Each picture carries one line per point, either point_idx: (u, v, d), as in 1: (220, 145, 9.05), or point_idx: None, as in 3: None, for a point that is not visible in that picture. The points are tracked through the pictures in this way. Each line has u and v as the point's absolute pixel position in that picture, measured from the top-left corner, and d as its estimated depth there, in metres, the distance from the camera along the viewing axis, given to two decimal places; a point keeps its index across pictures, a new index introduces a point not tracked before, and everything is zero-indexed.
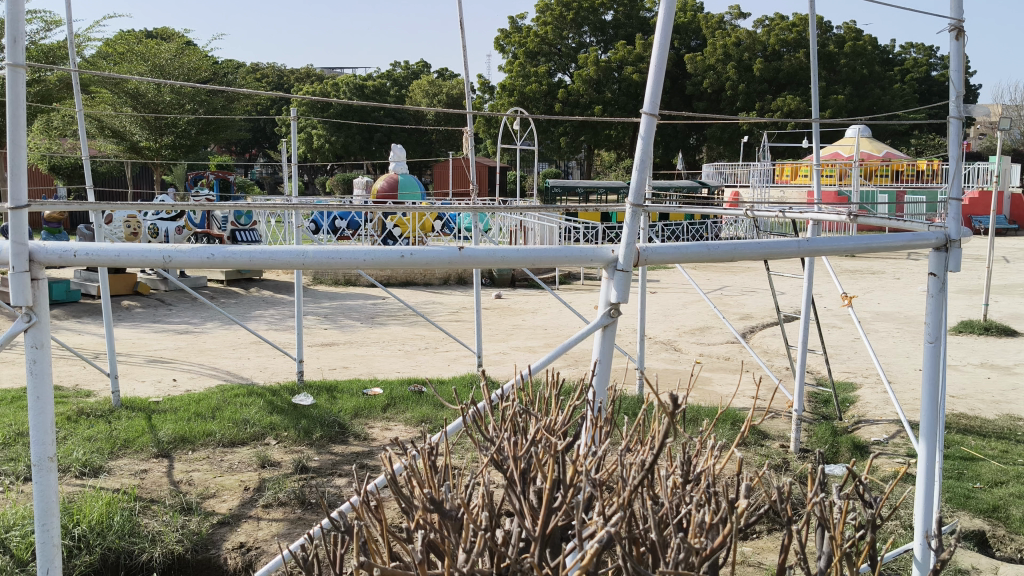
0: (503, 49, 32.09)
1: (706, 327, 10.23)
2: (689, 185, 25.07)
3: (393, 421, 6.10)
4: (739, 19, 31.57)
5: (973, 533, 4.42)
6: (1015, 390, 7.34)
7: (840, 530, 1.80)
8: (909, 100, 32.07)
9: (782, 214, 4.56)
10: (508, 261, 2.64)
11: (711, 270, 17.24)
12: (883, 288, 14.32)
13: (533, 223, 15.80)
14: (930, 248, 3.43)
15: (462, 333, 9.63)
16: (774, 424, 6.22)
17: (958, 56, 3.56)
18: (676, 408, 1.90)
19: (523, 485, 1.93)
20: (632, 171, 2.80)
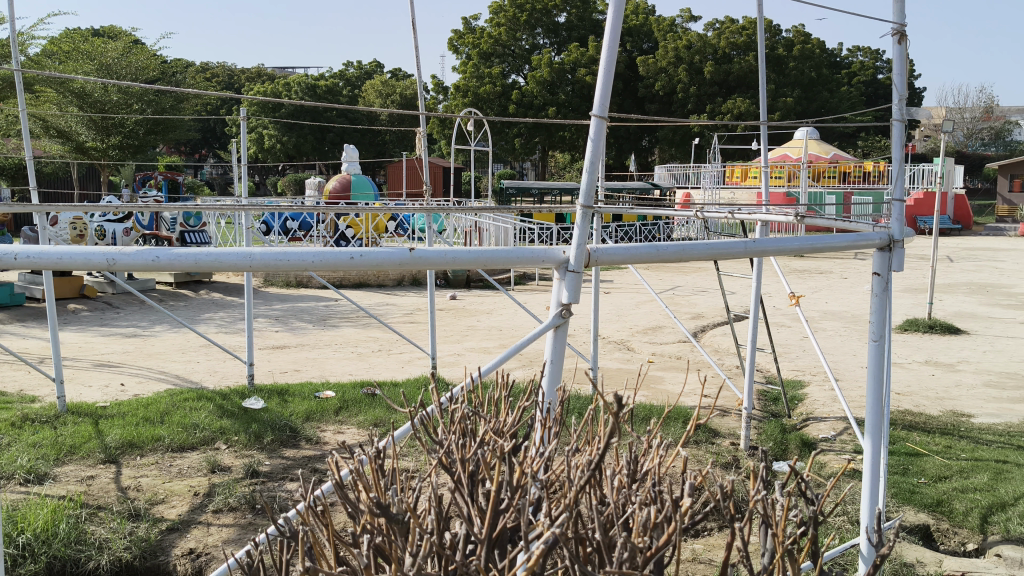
0: (457, 49, 32.02)
1: (659, 326, 10.32)
2: (643, 188, 25.30)
3: (346, 424, 6.06)
4: (690, 22, 32.00)
5: (918, 527, 4.52)
6: (957, 386, 7.52)
7: (783, 529, 1.81)
8: (856, 102, 32.72)
9: (732, 215, 4.61)
10: (459, 262, 2.63)
11: (664, 270, 17.42)
12: (830, 287, 14.57)
13: (487, 223, 15.80)
14: (875, 248, 3.49)
15: (416, 335, 9.61)
16: (723, 423, 6.29)
17: (901, 59, 3.63)
18: (622, 409, 1.90)
19: (469, 489, 1.93)
20: (582, 173, 2.80)
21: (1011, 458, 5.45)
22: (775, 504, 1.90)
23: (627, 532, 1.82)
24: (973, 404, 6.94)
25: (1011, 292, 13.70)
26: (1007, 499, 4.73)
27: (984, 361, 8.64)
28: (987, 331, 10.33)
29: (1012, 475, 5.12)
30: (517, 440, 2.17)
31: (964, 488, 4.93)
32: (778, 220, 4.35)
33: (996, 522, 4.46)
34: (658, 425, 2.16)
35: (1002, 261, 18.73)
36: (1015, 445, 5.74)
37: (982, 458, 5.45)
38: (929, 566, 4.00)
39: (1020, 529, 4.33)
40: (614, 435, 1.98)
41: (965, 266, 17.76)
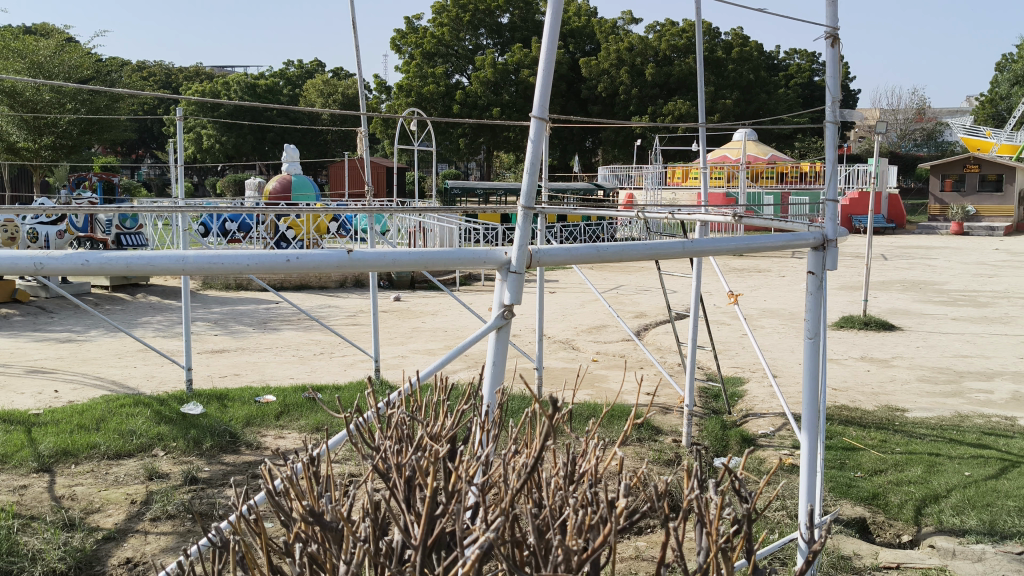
0: (399, 49, 31.82)
1: (603, 325, 10.39)
2: (586, 189, 25.45)
3: (287, 429, 5.98)
4: (631, 24, 32.33)
5: (855, 520, 4.60)
6: (892, 381, 7.70)
7: (716, 528, 1.82)
8: (793, 104, 33.33)
9: (671, 216, 4.65)
10: (399, 264, 2.63)
11: (607, 270, 17.53)
12: (769, 286, 14.81)
13: (432, 223, 15.71)
14: (809, 247, 3.55)
15: (359, 338, 9.54)
16: (666, 419, 6.36)
17: (833, 62, 3.71)
18: (556, 411, 1.91)
19: (403, 494, 1.93)
20: (524, 173, 2.80)
21: (944, 451, 5.60)
22: (710, 502, 1.91)
23: (564, 535, 1.82)
24: (907, 398, 7.12)
25: (942, 289, 14.09)
26: (940, 491, 4.86)
27: (917, 356, 8.86)
28: (919, 326, 10.61)
29: (945, 467, 5.26)
30: (454, 442, 2.16)
31: (899, 480, 5.04)
32: (717, 220, 4.40)
33: (929, 513, 4.58)
34: (597, 425, 2.17)
35: (933, 259, 19.23)
36: (947, 437, 5.90)
37: (915, 452, 5.58)
38: (866, 558, 4.08)
39: (952, 521, 4.45)
40: (551, 437, 1.98)
41: (898, 264, 18.19)
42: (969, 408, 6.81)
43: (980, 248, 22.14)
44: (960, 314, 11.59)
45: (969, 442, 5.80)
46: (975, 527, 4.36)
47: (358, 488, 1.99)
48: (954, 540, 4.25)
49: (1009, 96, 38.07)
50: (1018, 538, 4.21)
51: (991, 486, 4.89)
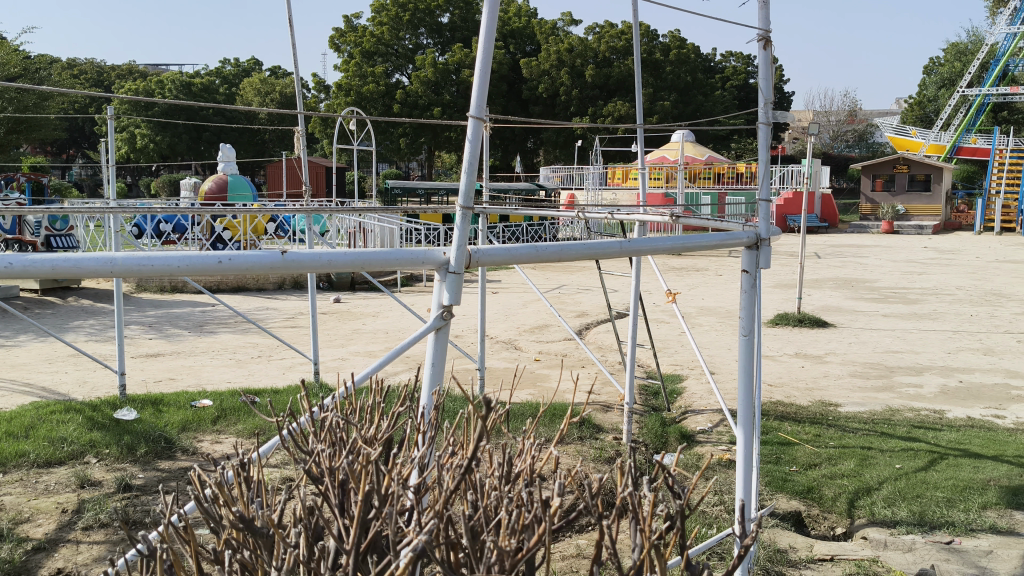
0: (338, 47, 31.49)
1: (544, 325, 10.42)
2: (528, 189, 25.52)
3: (224, 434, 5.89)
4: (570, 26, 32.50)
5: (790, 514, 4.70)
6: (825, 376, 7.89)
7: (649, 525, 1.83)
8: (729, 105, 33.87)
9: (612, 217, 4.68)
10: (335, 265, 2.60)
11: (548, 269, 17.61)
12: (706, 284, 15.01)
13: (372, 224, 15.57)
14: (743, 246, 3.62)
15: (298, 340, 9.43)
16: (606, 417, 6.41)
17: (767, 64, 3.77)
18: (489, 411, 1.92)
19: (335, 499, 1.93)
20: (461, 173, 2.80)
21: (875, 444, 5.74)
22: (643, 499, 1.92)
23: (498, 536, 1.81)
24: (839, 393, 7.28)
25: (873, 286, 14.44)
26: (872, 483, 4.98)
27: (849, 352, 9.06)
28: (851, 323, 10.86)
29: (876, 460, 5.39)
30: (390, 445, 2.16)
31: (832, 474, 5.16)
32: (655, 220, 4.46)
33: (862, 506, 4.69)
34: (533, 425, 2.17)
35: (864, 257, 19.72)
36: (878, 431, 6.05)
37: (848, 445, 5.71)
38: (801, 551, 4.17)
39: (884, 512, 4.56)
40: (485, 437, 1.99)
41: (831, 262, 18.60)
42: (899, 402, 7.00)
43: (909, 246, 22.72)
44: (890, 311, 11.89)
45: (900, 435, 5.96)
46: (906, 518, 4.48)
47: (291, 494, 1.97)
48: (886, 531, 4.36)
49: (936, 98, 39.10)
50: (946, 528, 4.34)
51: (921, 478, 5.03)
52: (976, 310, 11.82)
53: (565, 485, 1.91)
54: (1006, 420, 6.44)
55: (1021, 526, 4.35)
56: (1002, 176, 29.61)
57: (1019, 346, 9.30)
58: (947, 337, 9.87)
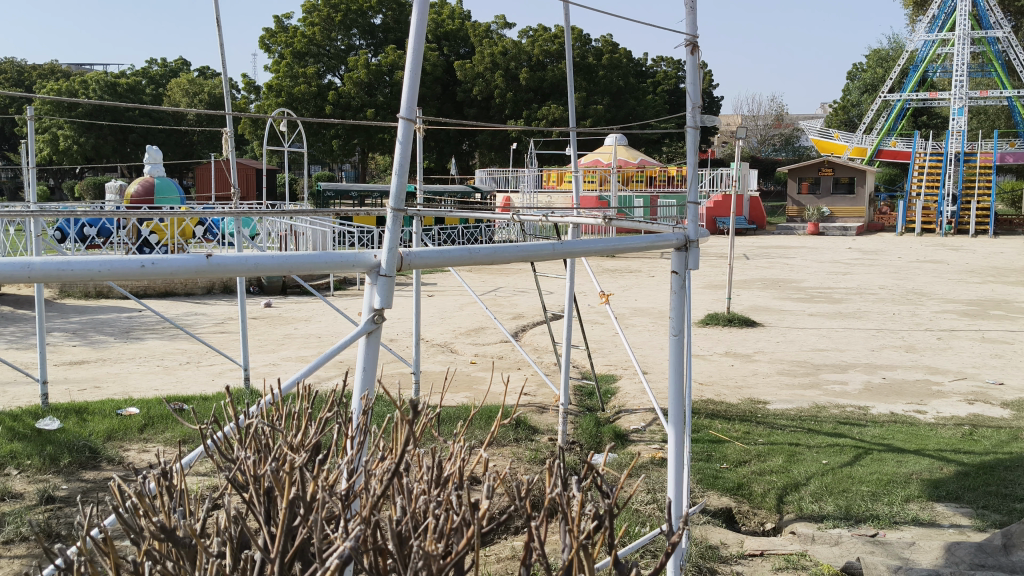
0: (269, 48, 30.99)
1: (480, 328, 10.40)
2: (463, 191, 25.52)
3: (151, 443, 5.76)
4: (504, 29, 32.60)
5: (721, 511, 4.78)
6: (754, 374, 8.05)
7: (577, 525, 1.84)
8: (661, 110, 34.33)
9: (545, 219, 4.67)
10: (263, 269, 2.57)
11: (484, 272, 17.62)
12: (639, 285, 15.18)
13: (303, 227, 15.38)
14: (673, 248, 3.68)
15: (228, 346, 9.27)
16: (542, 419, 6.44)
17: (694, 68, 3.83)
18: (415, 414, 1.91)
19: (260, 507, 1.90)
20: (392, 175, 2.78)
21: (803, 440, 5.87)
22: (570, 499, 1.93)
23: (427, 541, 1.80)
24: (768, 391, 7.42)
25: (799, 286, 14.78)
26: (800, 479, 5.09)
27: (777, 350, 9.25)
28: (778, 322, 11.09)
29: (804, 456, 5.51)
30: (318, 450, 2.15)
31: (762, 470, 5.26)
32: (590, 222, 4.47)
33: (790, 501, 4.79)
34: (463, 429, 2.17)
35: (791, 258, 20.18)
36: (805, 428, 6.19)
37: (777, 442, 5.83)
38: (732, 547, 4.24)
39: (811, 507, 4.67)
40: (412, 443, 1.98)
41: (760, 263, 18.96)
42: (826, 399, 7.16)
43: (834, 247, 23.30)
44: (816, 310, 12.16)
45: (826, 431, 6.10)
46: (833, 512, 4.59)
47: (217, 503, 1.94)
48: (813, 525, 4.45)
49: (859, 103, 40.13)
50: (871, 521, 4.46)
51: (847, 473, 5.16)
52: (898, 309, 12.15)
53: (494, 487, 1.92)
54: (926, 415, 6.64)
55: (941, 517, 4.49)
56: (921, 178, 30.58)
57: (937, 343, 9.60)
58: (871, 335, 10.14)
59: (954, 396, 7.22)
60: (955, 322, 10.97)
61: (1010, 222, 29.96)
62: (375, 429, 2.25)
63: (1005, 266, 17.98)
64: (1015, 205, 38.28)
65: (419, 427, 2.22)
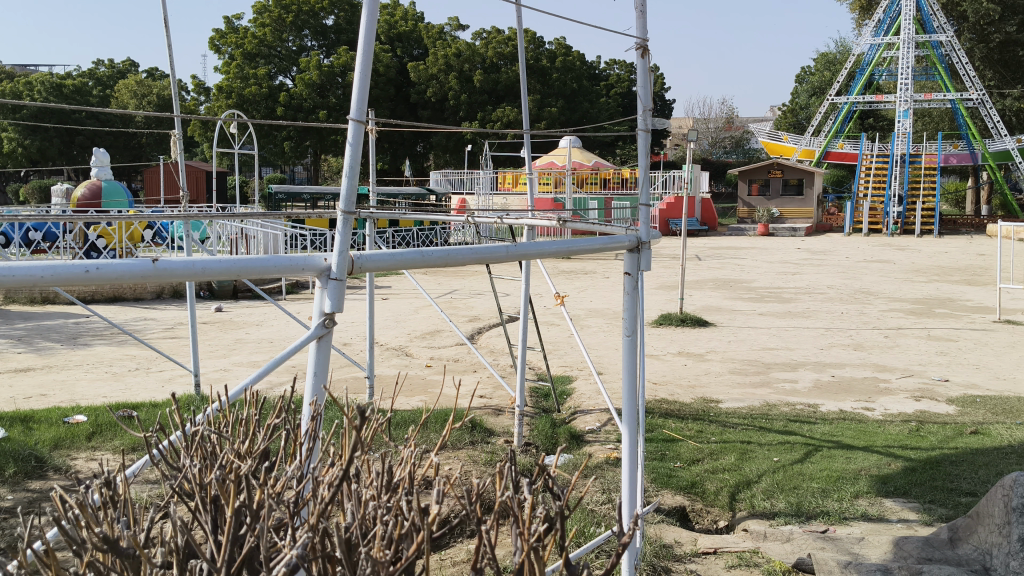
0: (219, 48, 30.58)
1: (435, 331, 10.37)
2: (418, 194, 25.41)
3: (100, 451, 5.65)
4: (458, 30, 32.62)
5: (675, 510, 4.83)
6: (707, 374, 8.15)
7: (528, 527, 1.85)
8: (614, 112, 34.58)
9: (501, 221, 4.65)
10: (211, 274, 2.53)
11: (439, 275, 17.59)
12: (594, 287, 15.27)
13: (254, 230, 15.21)
14: (625, 250, 3.70)
15: (178, 351, 9.13)
16: (498, 421, 6.44)
17: (644, 70, 3.86)
18: (363, 421, 1.90)
19: (206, 517, 1.88)
20: (342, 177, 2.76)
21: (754, 438, 5.95)
22: (520, 504, 1.92)
23: (376, 548, 1.80)
24: (720, 390, 7.50)
25: (751, 286, 14.96)
26: (752, 477, 5.15)
27: (729, 350, 9.35)
28: (730, 322, 11.22)
29: (755, 453, 5.59)
30: (265, 458, 2.12)
31: (714, 468, 5.31)
32: (544, 224, 4.46)
33: (743, 498, 4.85)
34: (413, 432, 2.16)
35: (742, 258, 20.46)
36: (757, 426, 6.27)
37: (729, 440, 5.90)
38: (686, 545, 4.28)
39: (763, 504, 4.73)
40: (359, 448, 1.97)
41: (713, 264, 19.17)
42: (776, 397, 7.26)
43: (784, 248, 23.66)
44: (766, 310, 12.32)
45: (777, 429, 6.19)
46: (784, 509, 4.65)
47: (163, 510, 1.91)
48: (765, 523, 4.51)
49: (807, 106, 40.78)
50: (822, 517, 4.53)
51: (797, 470, 5.24)
52: (846, 308, 12.37)
53: (443, 492, 1.90)
54: (875, 412, 6.76)
55: (889, 513, 4.58)
56: (868, 180, 31.17)
57: (884, 341, 9.78)
58: (820, 334, 10.31)
59: (901, 393, 7.36)
60: (902, 321, 11.19)
61: (954, 222, 30.67)
62: (324, 434, 2.23)
63: (949, 265, 18.38)
64: (958, 206, 39.22)
65: (369, 433, 2.21)
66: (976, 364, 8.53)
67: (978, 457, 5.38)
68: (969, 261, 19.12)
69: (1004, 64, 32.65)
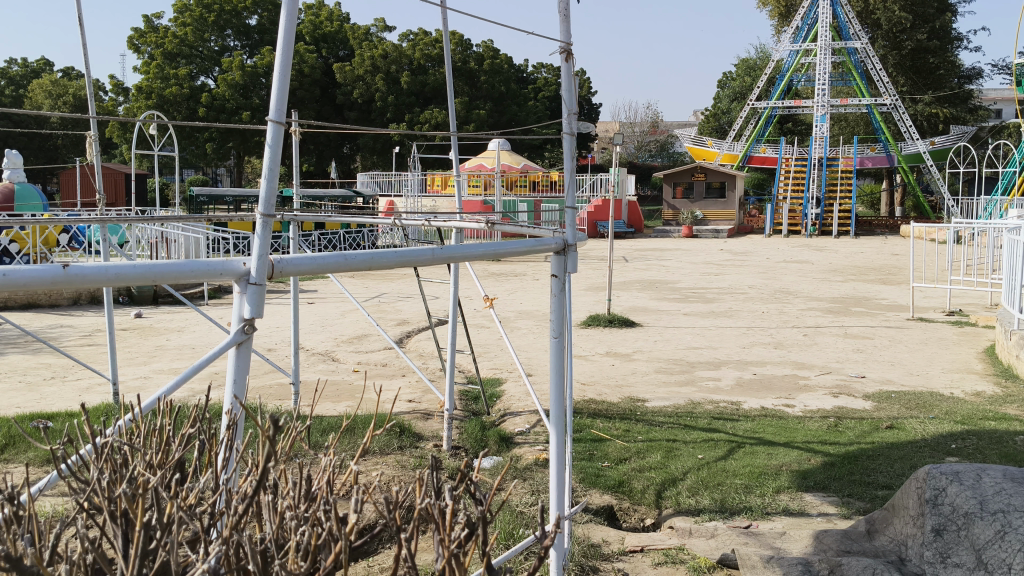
0: (138, 48, 29.81)
1: (363, 335, 10.28)
2: (344, 195, 25.18)
3: (13, 463, 5.45)
4: (384, 32, 32.53)
5: (603, 509, 4.87)
6: (634, 373, 8.24)
7: (449, 534, 1.85)
8: (542, 115, 34.81)
9: (428, 223, 4.63)
10: (126, 278, 2.45)
11: (367, 278, 17.46)
12: (523, 289, 15.32)
13: (175, 234, 14.88)
14: (552, 252, 3.72)
15: (96, 359, 8.86)
16: (427, 425, 6.42)
17: (568, 75, 3.88)
18: (278, 431, 1.89)
19: (114, 531, 1.83)
20: (261, 179, 2.72)
21: (679, 436, 6.04)
22: (440, 509, 1.92)
23: (292, 561, 1.78)
24: (646, 389, 7.60)
25: (675, 287, 15.20)
26: (677, 474, 5.23)
27: (654, 350, 9.48)
28: (656, 322, 11.39)
29: (681, 451, 5.67)
30: (179, 469, 2.08)
31: (641, 467, 5.37)
32: (472, 225, 4.46)
33: (668, 496, 4.92)
34: (333, 440, 2.14)
35: (667, 260, 20.80)
36: (682, 424, 6.36)
37: (655, 439, 5.97)
38: (613, 544, 4.32)
39: (689, 502, 4.80)
40: (272, 459, 1.95)
41: (639, 265, 19.44)
42: (700, 395, 7.37)
43: (708, 249, 24.10)
44: (690, 310, 12.56)
45: (701, 426, 6.29)
46: (709, 506, 4.73)
47: (67, 527, 1.86)
48: (690, 519, 4.59)
49: (729, 111, 41.61)
50: (745, 513, 4.62)
51: (721, 467, 5.33)
52: (767, 307, 12.66)
53: (362, 499, 1.90)
54: (794, 408, 6.92)
55: (809, 507, 4.69)
56: (788, 182, 31.97)
57: (804, 339, 10.02)
58: (743, 333, 10.52)
59: (820, 390, 7.54)
60: (820, 319, 11.51)
61: (869, 223, 31.69)
62: (237, 444, 2.20)
63: (863, 265, 19.00)
64: (873, 208, 40.55)
65: (287, 442, 2.19)
66: (890, 360, 8.81)
67: (893, 451, 5.56)
68: (883, 261, 19.79)
69: (916, 70, 33.93)
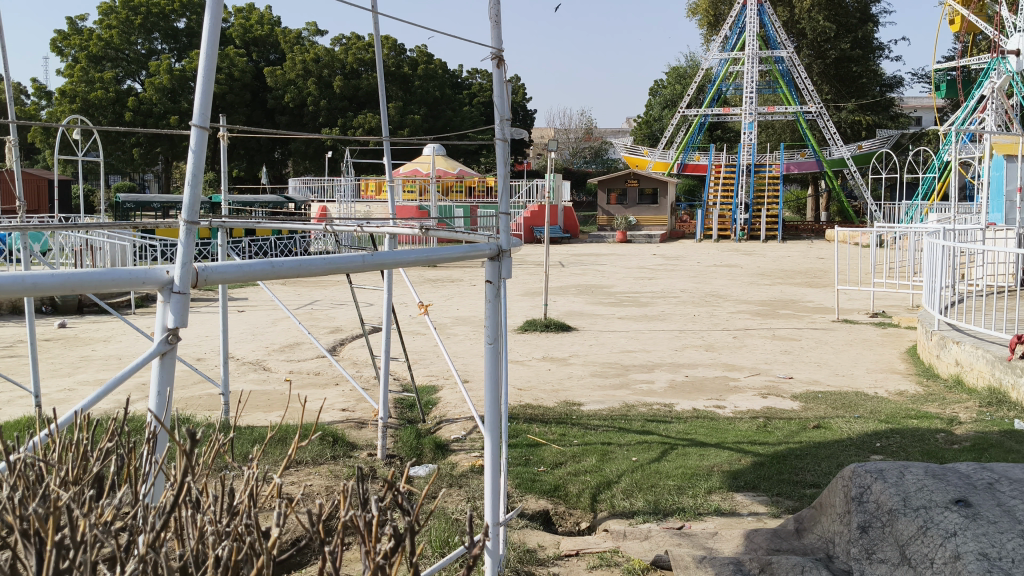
0: (61, 51, 28.92)
1: (295, 343, 10.16)
2: (275, 201, 24.88)
3: None
4: (316, 36, 32.29)
5: (538, 513, 4.88)
6: (569, 377, 8.29)
7: (374, 543, 1.85)
8: (476, 120, 34.84)
9: (360, 228, 4.57)
10: (43, 288, 2.36)
11: (300, 285, 17.25)
12: (459, 295, 15.31)
13: (100, 241, 14.48)
14: (486, 258, 3.71)
15: (18, 372, 8.58)
16: (361, 433, 6.37)
17: (500, 81, 3.89)
18: (194, 445, 1.87)
19: (26, 552, 1.79)
20: (185, 186, 2.67)
21: (614, 440, 6.09)
22: (365, 521, 1.92)
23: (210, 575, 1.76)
24: (581, 393, 7.66)
25: (610, 291, 15.35)
26: (612, 477, 5.28)
27: (590, 353, 9.54)
28: (591, 326, 11.47)
29: (615, 454, 5.73)
30: (96, 482, 2.04)
31: (576, 471, 5.41)
32: (406, 231, 4.41)
33: (603, 499, 4.97)
34: (257, 453, 2.12)
35: (601, 264, 21.02)
36: (616, 426, 6.43)
37: (590, 442, 6.02)
38: (548, 549, 4.33)
39: (623, 504, 4.85)
40: (191, 474, 1.92)
41: (574, 270, 19.57)
42: (634, 398, 7.46)
43: (641, 253, 24.39)
44: (624, 314, 12.69)
45: (635, 428, 6.36)
46: (643, 507, 4.78)
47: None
48: (624, 522, 4.64)
49: (660, 117, 42.15)
50: (677, 514, 4.69)
51: (655, 468, 5.39)
52: (698, 311, 12.87)
53: (285, 512, 1.89)
54: (725, 409, 7.05)
55: (740, 506, 4.78)
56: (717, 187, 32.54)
57: (734, 342, 10.19)
58: (675, 336, 10.67)
59: (750, 391, 7.69)
60: (750, 322, 11.73)
61: (796, 227, 32.39)
62: (161, 457, 2.17)
63: (791, 268, 19.42)
64: (800, 212, 41.50)
65: (208, 455, 2.15)
66: (817, 361, 9.02)
67: (820, 450, 5.69)
68: (810, 264, 20.27)
69: (840, 79, 34.75)
